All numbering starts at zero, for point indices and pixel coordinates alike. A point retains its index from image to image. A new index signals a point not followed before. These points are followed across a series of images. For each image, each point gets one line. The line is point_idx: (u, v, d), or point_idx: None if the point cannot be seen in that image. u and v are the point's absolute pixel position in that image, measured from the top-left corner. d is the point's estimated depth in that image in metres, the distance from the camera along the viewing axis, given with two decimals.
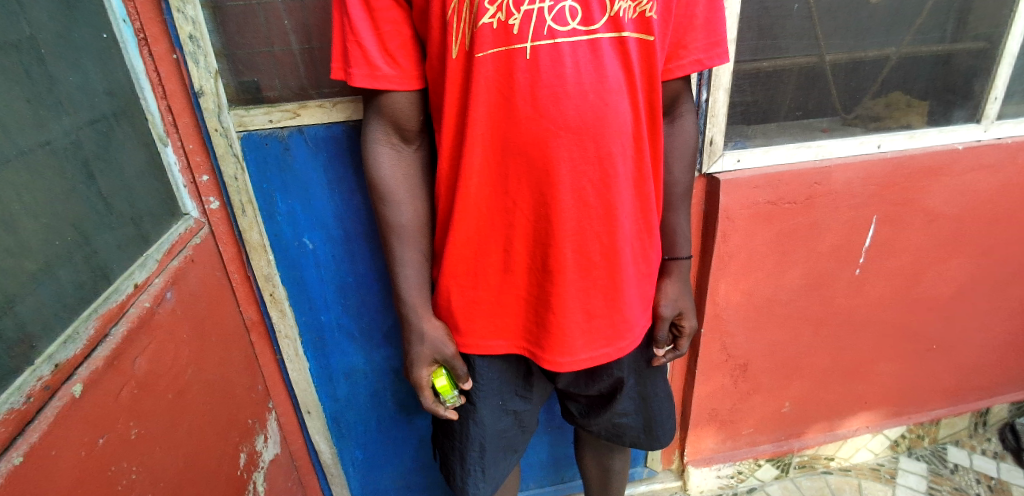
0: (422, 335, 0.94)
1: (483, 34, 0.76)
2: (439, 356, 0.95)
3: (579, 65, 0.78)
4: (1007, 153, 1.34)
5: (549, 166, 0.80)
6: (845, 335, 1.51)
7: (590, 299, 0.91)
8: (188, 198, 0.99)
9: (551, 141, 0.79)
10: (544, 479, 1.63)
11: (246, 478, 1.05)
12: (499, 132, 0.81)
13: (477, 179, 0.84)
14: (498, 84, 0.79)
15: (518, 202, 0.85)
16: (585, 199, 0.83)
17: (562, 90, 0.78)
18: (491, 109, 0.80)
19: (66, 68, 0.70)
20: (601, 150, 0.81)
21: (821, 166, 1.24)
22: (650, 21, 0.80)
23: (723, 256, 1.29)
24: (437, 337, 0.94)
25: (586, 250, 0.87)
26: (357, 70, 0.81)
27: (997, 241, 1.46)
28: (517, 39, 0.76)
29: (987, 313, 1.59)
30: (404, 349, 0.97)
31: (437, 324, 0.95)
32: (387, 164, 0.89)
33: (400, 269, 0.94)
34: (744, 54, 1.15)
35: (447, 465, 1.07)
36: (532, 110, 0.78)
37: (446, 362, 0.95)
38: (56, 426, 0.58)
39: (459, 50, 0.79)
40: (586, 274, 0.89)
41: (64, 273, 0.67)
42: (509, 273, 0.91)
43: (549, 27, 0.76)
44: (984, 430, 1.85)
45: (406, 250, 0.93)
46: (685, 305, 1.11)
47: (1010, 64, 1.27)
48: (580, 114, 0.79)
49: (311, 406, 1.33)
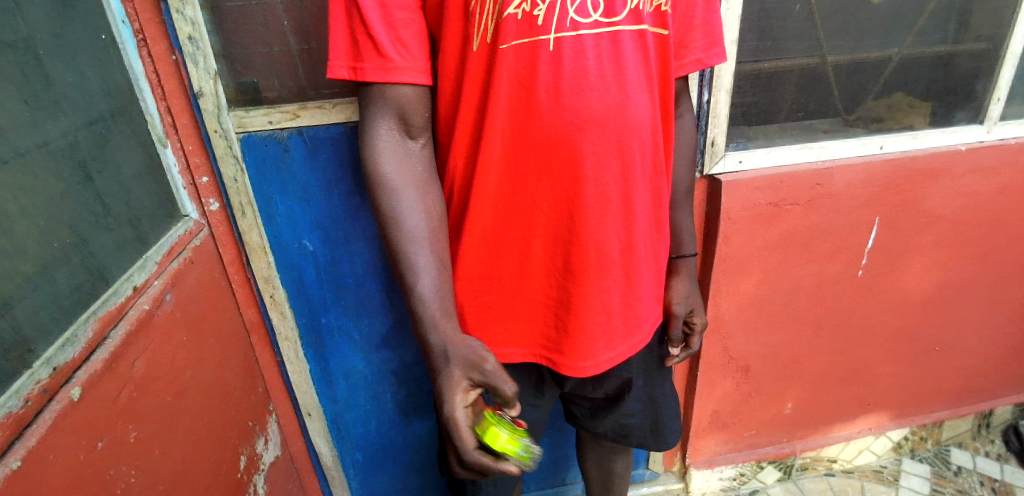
0: (449, 353, 0.78)
1: (507, 25, 0.76)
2: (474, 374, 0.75)
3: (601, 58, 0.78)
4: (1010, 155, 1.34)
5: (572, 160, 0.80)
6: (848, 336, 1.50)
7: (608, 297, 0.90)
8: (188, 199, 0.99)
9: (574, 135, 0.79)
10: (545, 482, 1.62)
11: (247, 480, 1.05)
12: (520, 126, 0.80)
13: (497, 175, 0.83)
14: (520, 76, 0.78)
15: (538, 199, 0.84)
16: (606, 195, 0.83)
17: (585, 82, 0.78)
18: (512, 102, 0.79)
19: (63, 69, 0.70)
20: (622, 143, 0.82)
21: (822, 167, 1.24)
22: (666, 15, 0.84)
23: (724, 257, 1.28)
24: (465, 350, 0.77)
25: (607, 247, 0.86)
26: (369, 64, 0.78)
27: (1002, 241, 1.45)
28: (542, 30, 0.76)
29: (990, 315, 1.58)
30: (432, 384, 0.78)
31: (466, 340, 0.79)
32: (390, 160, 0.83)
33: (416, 274, 0.83)
34: (745, 55, 1.14)
35: (457, 479, 1.07)
36: (554, 103, 0.78)
37: (485, 381, 0.75)
38: (56, 430, 0.58)
39: (480, 42, 0.78)
40: (606, 273, 0.88)
41: (61, 274, 0.66)
42: (526, 275, 0.90)
43: (571, 19, 0.76)
44: (987, 432, 1.84)
45: (422, 255, 0.83)
46: (695, 301, 1.12)
47: (1013, 65, 1.27)
48: (602, 106, 0.79)
49: (312, 408, 1.33)
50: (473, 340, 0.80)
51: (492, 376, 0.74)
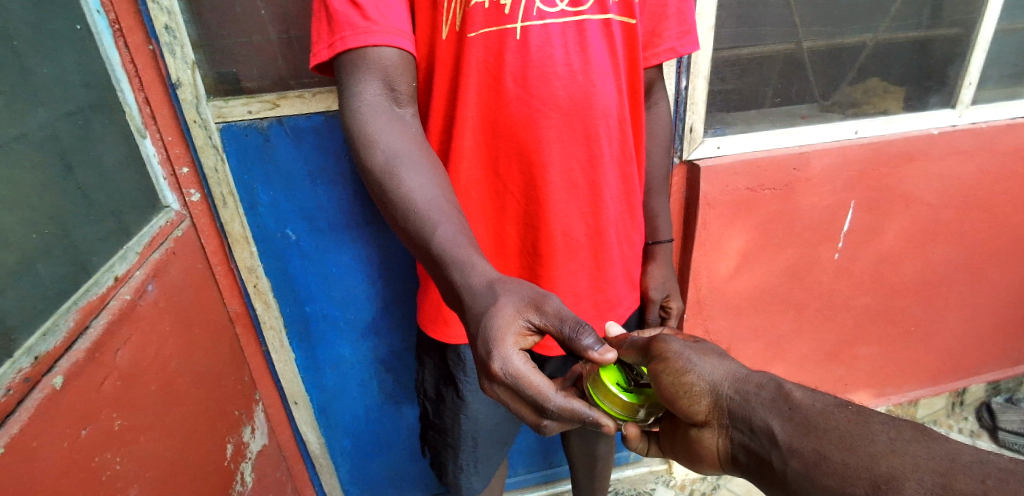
0: (494, 291, 0.65)
1: (475, 14, 0.76)
2: (532, 313, 0.62)
3: (566, 47, 0.80)
4: (983, 138, 1.36)
5: (539, 147, 0.82)
6: (827, 318, 1.54)
7: (578, 281, 0.92)
8: (168, 190, 0.99)
9: (540, 122, 0.81)
10: (531, 466, 1.65)
11: (234, 469, 1.06)
12: (490, 113, 0.81)
13: (469, 161, 0.84)
14: (488, 65, 0.79)
15: (508, 184, 0.85)
16: (573, 181, 0.85)
17: (552, 70, 0.79)
18: (481, 91, 0.80)
19: (40, 58, 0.70)
20: (589, 131, 0.83)
21: (799, 152, 1.25)
22: (633, 5, 0.85)
23: (704, 242, 1.30)
24: (519, 289, 0.65)
25: (576, 231, 0.88)
26: (349, 31, 0.73)
27: (976, 224, 1.49)
28: (509, 19, 0.77)
29: (966, 296, 1.63)
30: (472, 337, 0.64)
31: (516, 281, 0.67)
32: (383, 125, 0.75)
33: (435, 236, 0.70)
34: (723, 42, 1.16)
35: (439, 460, 1.10)
36: (522, 91, 0.79)
37: (548, 322, 0.61)
38: (38, 418, 0.58)
39: (449, 30, 0.79)
40: (576, 257, 0.90)
41: (44, 266, 0.67)
42: (501, 258, 0.91)
43: (538, 8, 0.77)
44: (961, 409, 1.92)
45: (441, 217, 0.72)
46: (672, 287, 1.14)
47: (984, 50, 1.30)
48: (568, 94, 0.81)
49: (298, 397, 1.34)
50: (525, 282, 0.67)
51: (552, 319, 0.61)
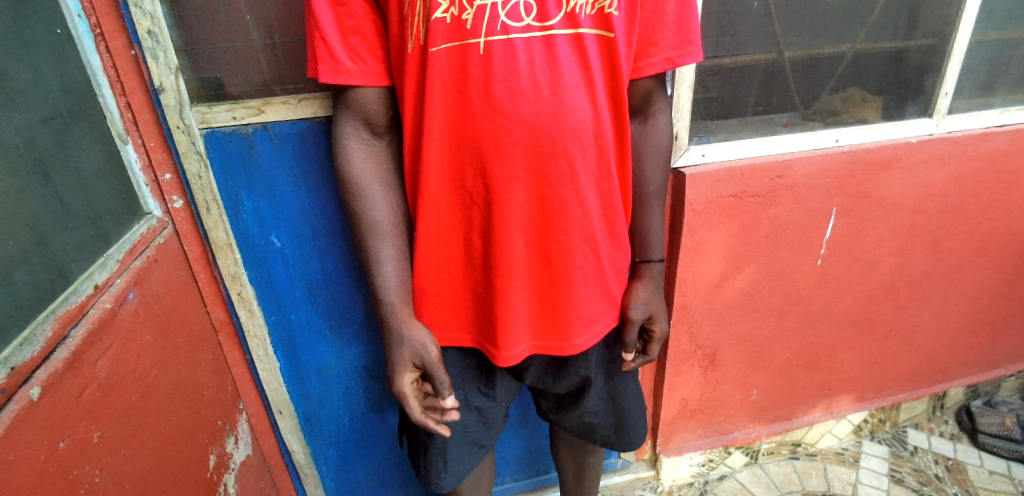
0: (402, 336, 0.93)
1: (437, 29, 0.78)
2: (420, 360, 0.93)
3: (532, 61, 0.79)
4: (959, 145, 1.40)
5: (502, 162, 0.83)
6: (809, 323, 1.56)
7: (546, 290, 0.93)
8: (150, 196, 0.98)
9: (505, 137, 0.81)
10: (519, 473, 1.64)
11: (217, 479, 1.04)
12: (456, 127, 0.82)
13: (436, 173, 0.86)
14: (452, 78, 0.80)
15: (475, 196, 0.86)
16: (539, 196, 0.86)
17: (516, 86, 0.79)
18: (447, 104, 0.82)
19: (17, 65, 0.69)
20: (556, 147, 0.83)
21: (782, 160, 1.27)
22: (610, 18, 0.82)
23: (689, 249, 1.31)
24: (416, 339, 0.93)
25: (542, 244, 0.89)
26: (323, 67, 0.82)
27: (953, 230, 1.52)
28: (471, 34, 0.78)
29: (945, 300, 1.65)
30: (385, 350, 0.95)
31: (419, 327, 0.94)
32: (358, 153, 0.90)
33: (379, 265, 0.94)
34: (706, 51, 1.17)
35: (413, 451, 1.09)
36: (486, 105, 0.80)
37: (426, 367, 0.93)
38: (12, 433, 0.57)
39: (414, 45, 0.80)
40: (543, 267, 0.91)
41: (20, 273, 0.65)
42: (470, 267, 0.93)
43: (502, 22, 0.77)
44: (942, 413, 1.95)
45: (384, 248, 0.93)
46: (656, 308, 1.12)
47: (959, 60, 1.33)
48: (534, 110, 0.81)
49: (283, 406, 1.32)
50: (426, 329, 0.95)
51: (438, 376, 0.93)
